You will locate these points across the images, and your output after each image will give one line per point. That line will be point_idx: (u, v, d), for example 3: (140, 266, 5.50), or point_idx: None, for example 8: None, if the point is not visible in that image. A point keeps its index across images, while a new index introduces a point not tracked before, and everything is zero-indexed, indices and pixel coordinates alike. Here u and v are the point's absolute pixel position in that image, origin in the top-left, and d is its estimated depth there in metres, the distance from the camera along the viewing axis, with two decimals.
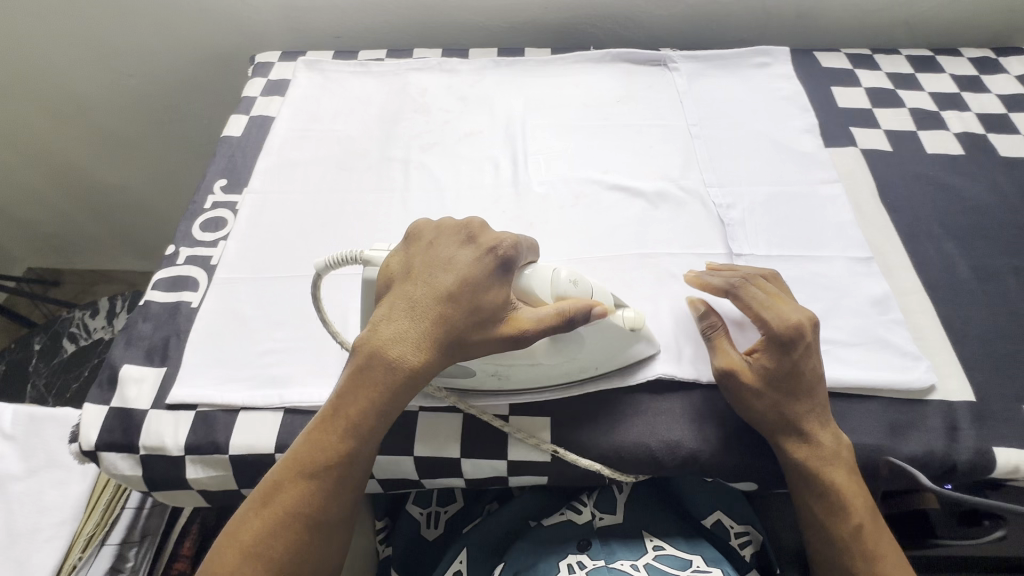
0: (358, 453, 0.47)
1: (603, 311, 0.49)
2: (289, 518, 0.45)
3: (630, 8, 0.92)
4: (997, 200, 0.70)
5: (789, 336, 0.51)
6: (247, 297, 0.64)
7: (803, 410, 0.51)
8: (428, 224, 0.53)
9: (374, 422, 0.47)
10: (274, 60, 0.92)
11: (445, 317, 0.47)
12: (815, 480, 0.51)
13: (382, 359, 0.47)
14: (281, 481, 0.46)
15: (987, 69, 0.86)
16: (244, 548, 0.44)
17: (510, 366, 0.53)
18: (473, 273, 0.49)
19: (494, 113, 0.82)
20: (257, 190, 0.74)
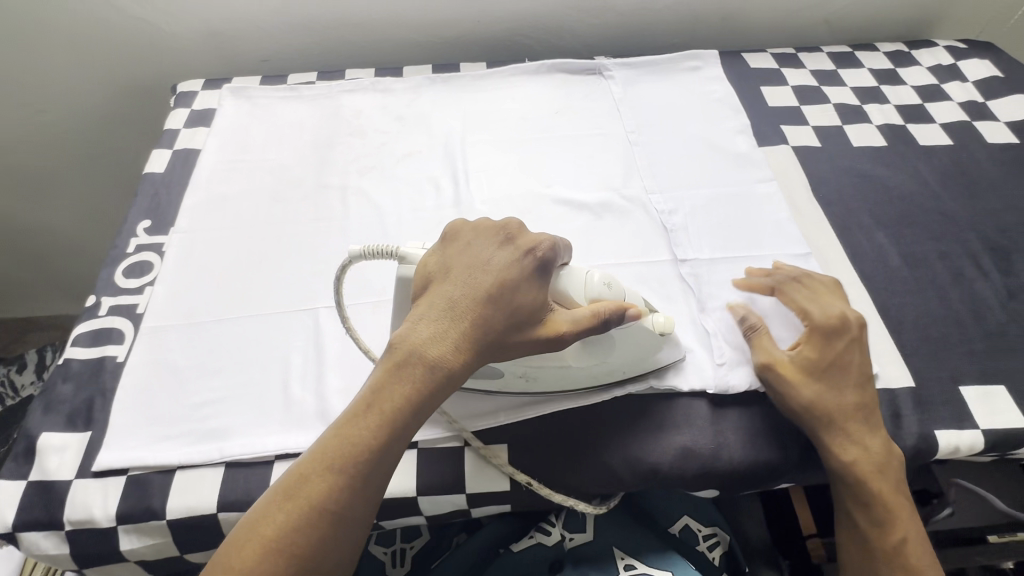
0: (391, 449, 0.44)
1: (637, 313, 0.50)
2: (316, 512, 0.41)
3: (561, 19, 0.93)
4: (920, 188, 0.74)
5: (833, 327, 0.54)
6: (180, 346, 0.61)
7: (847, 402, 0.52)
8: (466, 223, 0.53)
9: (410, 417, 0.45)
10: (198, 89, 0.88)
11: (487, 310, 0.47)
12: (861, 484, 0.51)
13: (422, 350, 0.45)
14: (308, 475, 0.42)
15: (901, 62, 0.91)
16: (265, 543, 0.40)
17: (538, 369, 0.52)
18: (515, 271, 0.48)
19: (431, 131, 0.81)
20: (185, 230, 0.70)
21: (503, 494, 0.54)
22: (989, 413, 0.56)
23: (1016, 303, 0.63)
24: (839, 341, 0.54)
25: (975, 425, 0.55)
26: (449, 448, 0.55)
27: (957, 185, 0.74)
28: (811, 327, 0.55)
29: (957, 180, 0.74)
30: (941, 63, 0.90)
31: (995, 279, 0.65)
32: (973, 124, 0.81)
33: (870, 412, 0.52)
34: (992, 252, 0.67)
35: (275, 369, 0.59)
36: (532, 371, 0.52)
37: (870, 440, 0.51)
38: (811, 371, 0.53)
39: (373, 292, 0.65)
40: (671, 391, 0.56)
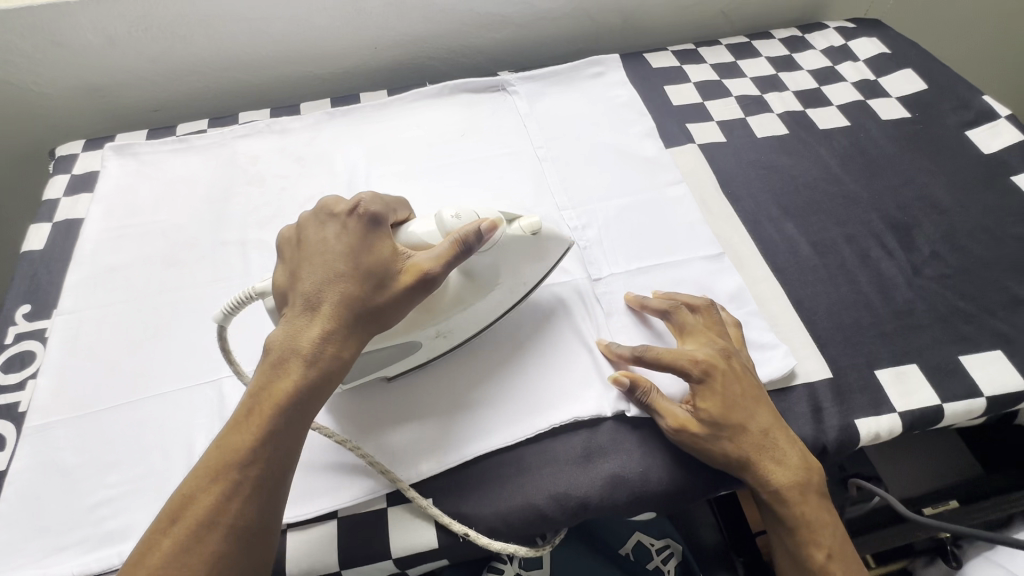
0: (283, 439, 0.43)
1: (490, 224, 0.50)
2: (209, 520, 0.39)
3: (460, 37, 0.91)
4: (822, 173, 0.75)
5: (705, 374, 0.52)
6: (69, 442, 0.56)
7: (747, 440, 0.51)
8: (291, 230, 0.52)
9: (290, 405, 0.44)
10: (78, 152, 0.82)
11: (344, 285, 0.47)
12: (787, 507, 0.51)
13: (289, 341, 0.45)
14: (192, 492, 0.40)
15: (797, 48, 0.92)
16: (154, 569, 0.37)
17: (448, 322, 0.54)
18: (351, 243, 0.48)
19: (334, 170, 0.78)
20: (69, 310, 0.65)
21: (435, 552, 0.51)
22: (903, 394, 0.57)
23: (921, 278, 0.64)
24: (722, 383, 0.52)
25: (892, 408, 0.56)
26: (373, 511, 0.52)
27: (858, 166, 0.75)
28: (693, 381, 0.52)
29: (857, 161, 0.76)
30: (833, 44, 0.92)
31: (900, 257, 0.66)
32: (868, 103, 0.83)
33: (776, 441, 0.51)
34: (895, 230, 0.69)
35: (176, 454, 0.55)
36: (444, 327, 0.54)
37: (789, 461, 0.51)
38: (712, 416, 0.51)
39: None
40: (596, 417, 0.55)
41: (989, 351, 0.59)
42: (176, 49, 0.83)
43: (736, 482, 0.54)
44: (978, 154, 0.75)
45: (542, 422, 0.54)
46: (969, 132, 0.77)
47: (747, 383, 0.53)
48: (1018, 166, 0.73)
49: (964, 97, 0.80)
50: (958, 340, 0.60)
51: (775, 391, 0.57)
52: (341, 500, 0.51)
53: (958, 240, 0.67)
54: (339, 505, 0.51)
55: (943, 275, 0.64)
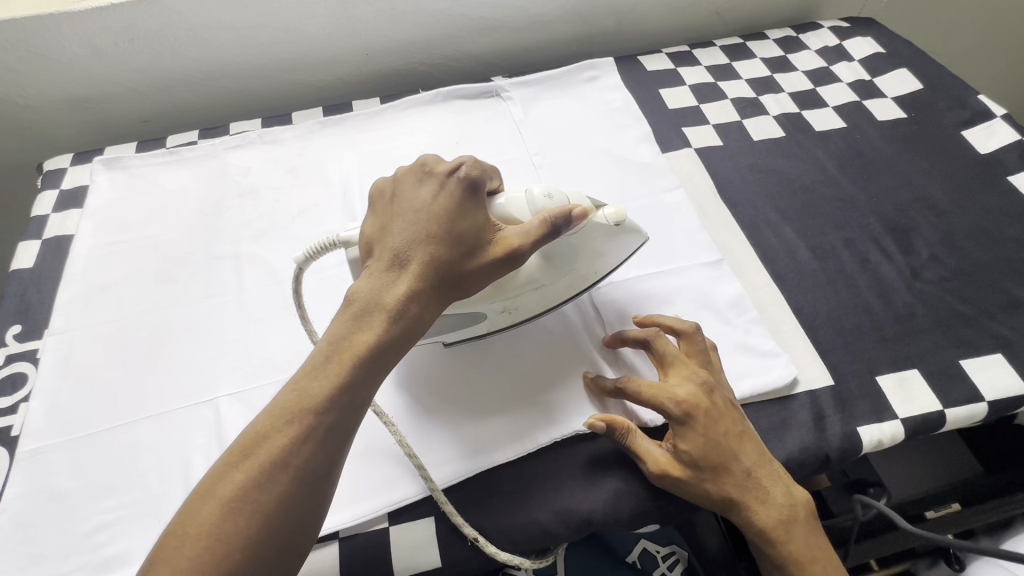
0: (357, 395, 0.42)
1: (582, 212, 0.50)
2: (279, 466, 0.38)
3: (452, 41, 0.90)
4: (820, 176, 0.74)
5: (686, 415, 0.50)
6: (64, 466, 0.55)
7: (730, 480, 0.49)
8: (387, 180, 0.52)
9: (370, 362, 0.43)
10: (66, 166, 0.80)
11: (434, 247, 0.46)
12: (773, 545, 0.50)
13: (375, 296, 0.44)
14: (265, 433, 0.39)
15: (791, 49, 0.92)
16: (222, 504, 0.37)
17: (518, 300, 0.55)
18: (447, 203, 0.48)
19: (327, 181, 0.77)
20: (61, 330, 0.64)
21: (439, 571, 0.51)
22: (905, 400, 0.56)
23: (920, 282, 0.64)
24: (705, 426, 0.50)
25: (894, 415, 0.56)
26: (375, 531, 0.51)
27: (855, 168, 0.75)
28: (674, 425, 0.50)
29: (854, 163, 0.75)
30: (827, 44, 0.92)
31: (899, 261, 0.66)
32: (864, 104, 0.82)
33: (760, 481, 0.50)
34: (893, 233, 0.68)
35: (174, 477, 0.54)
36: (511, 304, 0.55)
37: (771, 501, 0.50)
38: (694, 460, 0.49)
39: (279, 368, 0.61)
40: (597, 430, 0.55)
41: (989, 354, 0.59)
42: (165, 59, 0.82)
43: None
44: (975, 154, 0.75)
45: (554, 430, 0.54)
46: (965, 132, 0.77)
47: (728, 422, 0.51)
48: (1014, 166, 0.73)
49: (959, 97, 0.80)
50: (959, 344, 0.60)
51: (776, 400, 0.57)
52: (342, 521, 0.51)
53: (956, 242, 0.67)
54: (341, 527, 0.51)
55: (941, 278, 0.64)
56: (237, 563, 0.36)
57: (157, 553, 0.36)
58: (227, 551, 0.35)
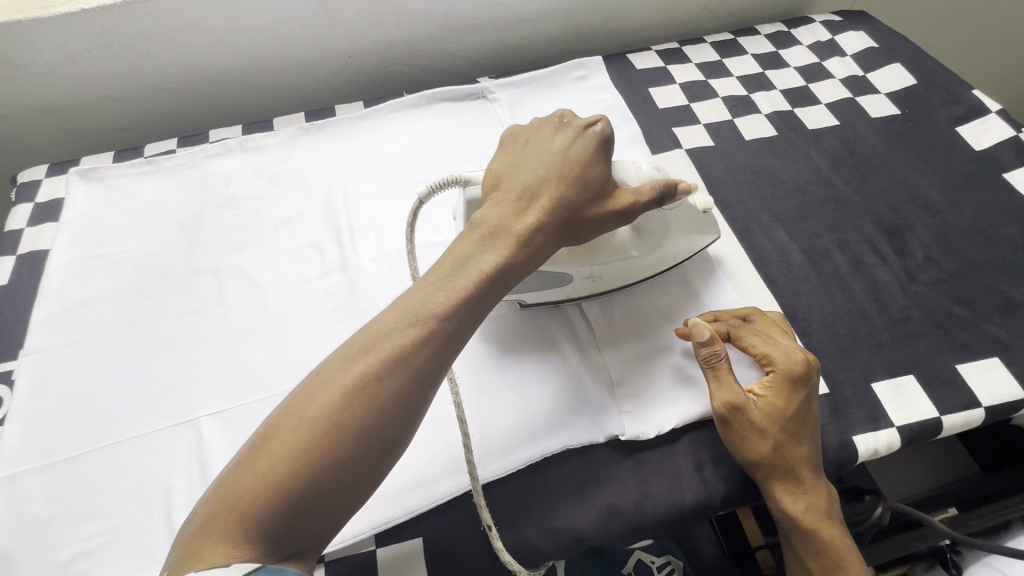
0: (473, 313, 0.44)
1: (688, 187, 0.53)
2: (396, 366, 0.40)
3: (437, 41, 0.88)
4: (813, 176, 0.73)
5: (798, 373, 0.51)
6: (41, 492, 0.53)
7: (791, 447, 0.50)
8: (521, 128, 0.55)
9: (489, 284, 0.45)
10: (40, 178, 0.78)
11: (561, 188, 0.49)
12: (810, 532, 0.50)
13: (501, 223, 0.47)
14: (390, 331, 0.41)
15: (782, 44, 0.90)
16: (346, 388, 0.39)
17: (605, 267, 0.57)
18: (581, 151, 0.51)
19: (309, 189, 0.75)
20: (37, 350, 0.62)
21: None
22: (902, 407, 0.55)
23: (915, 285, 0.63)
24: (798, 390, 0.51)
25: (890, 423, 0.55)
26: (360, 554, 0.50)
27: (848, 167, 0.74)
28: (773, 374, 0.52)
29: (847, 162, 0.74)
30: (820, 39, 0.90)
31: (894, 263, 0.65)
32: (857, 101, 0.81)
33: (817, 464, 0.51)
34: (887, 234, 0.67)
35: (155, 501, 0.53)
36: (598, 270, 0.57)
37: (816, 487, 0.51)
38: (767, 412, 0.50)
39: (263, 386, 0.59)
40: (588, 444, 0.54)
41: (986, 358, 0.58)
42: (140, 65, 0.79)
43: (736, 502, 0.53)
44: (970, 151, 0.74)
45: (563, 437, 0.54)
46: (960, 128, 0.76)
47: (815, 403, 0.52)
48: (1009, 163, 0.71)
49: (953, 92, 0.79)
50: (955, 347, 0.59)
51: None
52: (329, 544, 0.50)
53: (951, 243, 0.66)
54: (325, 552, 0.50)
55: (937, 280, 0.63)
56: (349, 446, 0.38)
57: (276, 423, 0.38)
58: (342, 433, 0.38)
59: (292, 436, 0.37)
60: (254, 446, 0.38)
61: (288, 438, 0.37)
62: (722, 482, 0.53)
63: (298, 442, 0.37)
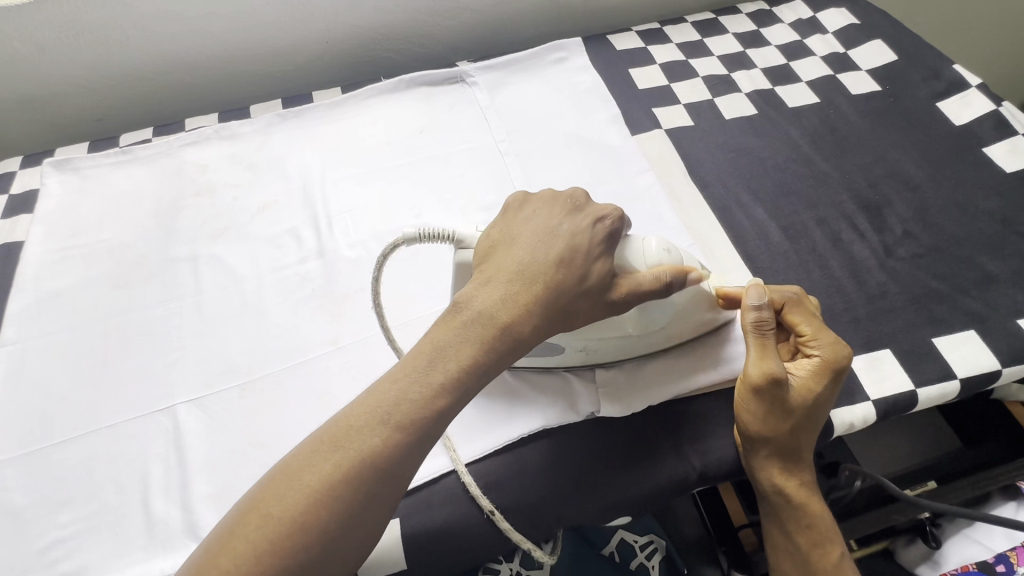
0: (447, 417, 0.42)
1: (698, 277, 0.49)
2: (361, 472, 0.39)
3: (416, 25, 0.87)
4: (792, 154, 0.73)
5: (838, 366, 0.50)
6: (17, 483, 0.53)
7: (805, 428, 0.51)
8: (525, 198, 0.52)
9: (466, 382, 0.43)
10: (15, 169, 0.77)
11: (555, 278, 0.46)
12: (800, 506, 0.51)
13: (487, 309, 0.45)
14: (361, 429, 0.40)
15: (764, 22, 0.90)
16: (307, 491, 0.38)
17: (597, 341, 0.53)
18: (583, 239, 0.47)
19: (287, 176, 0.74)
20: (12, 340, 0.61)
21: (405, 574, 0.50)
22: (877, 380, 0.55)
23: (893, 259, 0.63)
24: (834, 380, 0.50)
25: (865, 396, 0.55)
26: None
27: (828, 144, 0.73)
28: (814, 359, 0.51)
29: (827, 140, 0.74)
30: (801, 17, 0.89)
31: (871, 238, 0.65)
32: (838, 77, 0.80)
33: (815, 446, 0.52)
34: (866, 210, 0.67)
35: (133, 488, 0.53)
36: (590, 344, 0.53)
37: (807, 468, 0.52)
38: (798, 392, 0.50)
39: (240, 372, 0.59)
40: (563, 423, 0.54)
41: (962, 331, 0.58)
42: (114, 55, 0.79)
43: (714, 479, 0.54)
44: (949, 126, 0.73)
45: (533, 422, 0.54)
46: (940, 104, 0.76)
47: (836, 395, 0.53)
48: (989, 138, 0.71)
49: (935, 67, 0.78)
50: (932, 321, 0.59)
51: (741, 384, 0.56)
52: None
53: (930, 218, 0.66)
54: None
55: (915, 255, 0.63)
56: (310, 551, 0.37)
57: (237, 522, 0.37)
58: (299, 536, 0.37)
59: (252, 536, 0.37)
60: (217, 540, 0.37)
61: (249, 538, 0.37)
62: (698, 459, 0.53)
63: (258, 543, 0.36)
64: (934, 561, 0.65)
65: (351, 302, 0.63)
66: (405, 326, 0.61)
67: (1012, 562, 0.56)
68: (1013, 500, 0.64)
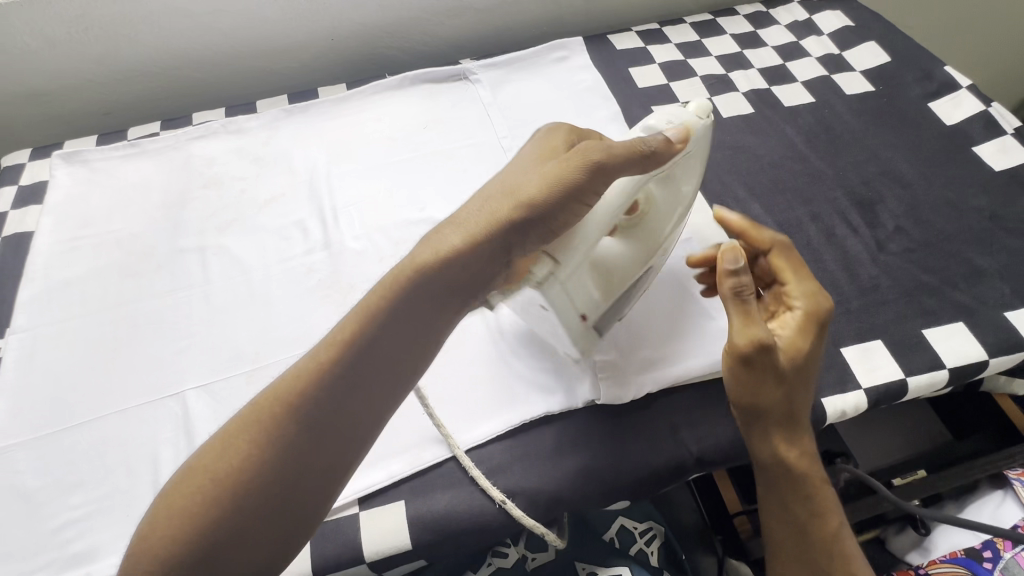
0: (388, 327, 0.44)
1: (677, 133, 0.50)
2: (302, 390, 0.41)
3: (420, 23, 0.88)
4: (788, 151, 0.74)
5: (823, 317, 0.53)
6: (30, 467, 0.54)
7: (796, 390, 0.51)
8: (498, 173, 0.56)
9: (408, 294, 0.44)
10: (25, 161, 0.78)
11: (503, 191, 0.48)
12: (799, 478, 0.51)
13: (437, 236, 0.47)
14: (305, 357, 0.43)
15: (761, 24, 0.92)
16: (252, 416, 0.40)
17: (671, 240, 0.57)
18: (523, 164, 0.51)
19: (293, 170, 0.76)
20: (23, 328, 0.63)
21: (410, 554, 0.51)
22: (868, 370, 0.57)
23: (885, 254, 0.65)
24: (818, 333, 0.52)
25: (857, 385, 0.56)
26: (347, 517, 0.51)
27: (822, 143, 0.75)
28: (800, 318, 0.52)
29: (821, 138, 0.76)
30: (797, 20, 0.91)
31: (864, 234, 0.66)
32: (833, 78, 0.82)
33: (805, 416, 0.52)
34: (859, 206, 0.69)
35: (143, 471, 0.54)
36: (670, 242, 0.57)
37: (803, 438, 0.52)
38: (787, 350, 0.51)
39: (247, 359, 0.60)
40: (565, 410, 0.56)
41: (950, 323, 0.60)
42: (123, 51, 0.80)
43: (710, 464, 0.55)
44: (941, 126, 0.75)
45: (535, 409, 0.55)
46: (931, 104, 0.77)
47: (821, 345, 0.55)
48: (978, 137, 0.73)
49: (926, 68, 0.80)
50: (922, 313, 0.60)
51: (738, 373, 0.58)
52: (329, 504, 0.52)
53: (921, 214, 0.68)
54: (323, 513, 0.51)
55: (906, 250, 0.65)
56: (250, 471, 0.39)
57: (195, 459, 0.40)
58: (243, 461, 0.39)
59: (205, 470, 0.39)
60: (182, 474, 0.40)
61: (204, 470, 0.39)
62: (695, 445, 0.55)
63: (210, 474, 0.39)
64: (924, 547, 0.66)
65: (357, 292, 0.65)
66: None
67: (998, 548, 0.59)
68: (1000, 489, 0.66)
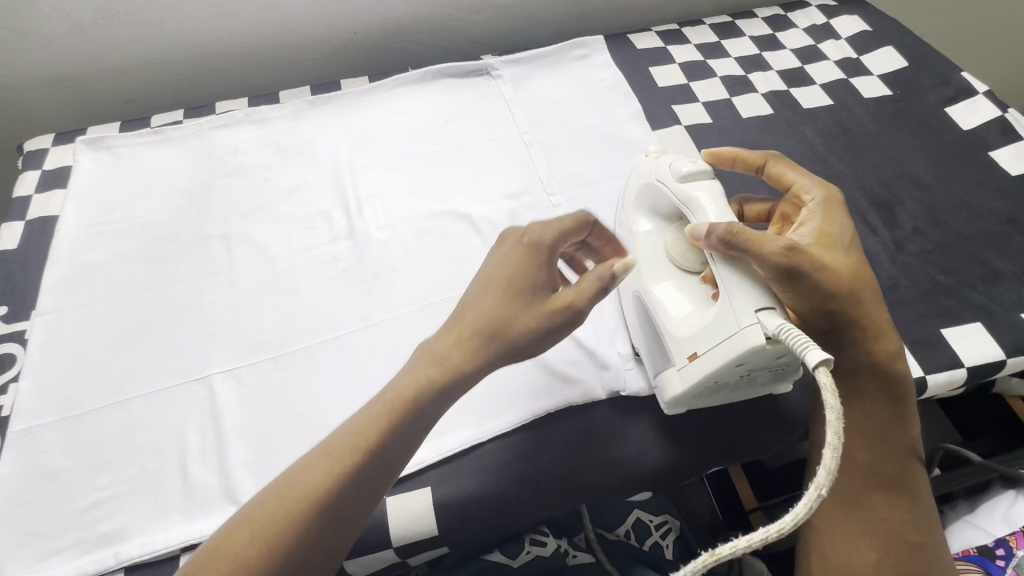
0: (398, 446, 0.44)
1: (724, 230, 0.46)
2: (313, 502, 0.40)
3: (442, 17, 0.89)
4: (807, 152, 0.75)
5: (833, 194, 0.54)
6: (58, 447, 0.54)
7: (850, 273, 0.49)
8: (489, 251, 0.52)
9: (416, 412, 0.44)
10: (48, 145, 0.78)
11: (485, 315, 0.47)
12: (882, 377, 0.51)
13: (438, 350, 0.46)
14: (313, 464, 0.42)
15: (779, 27, 0.93)
16: (259, 526, 0.40)
17: None
18: (513, 279, 0.48)
19: (317, 161, 0.76)
20: (49, 310, 0.63)
21: (436, 539, 0.51)
22: None
23: (903, 255, 0.66)
24: (839, 211, 0.53)
25: None
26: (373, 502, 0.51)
27: (841, 145, 0.76)
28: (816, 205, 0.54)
29: (840, 140, 0.77)
30: (815, 23, 0.92)
31: (884, 234, 0.67)
32: (850, 81, 0.83)
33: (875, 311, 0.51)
34: (878, 208, 0.70)
35: (171, 454, 0.54)
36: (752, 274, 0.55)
37: (885, 332, 0.51)
38: (825, 243, 0.50)
39: (272, 346, 0.61)
40: (589, 401, 0.56)
41: (968, 323, 0.60)
42: (147, 37, 0.80)
43: (733, 458, 0.56)
44: (958, 130, 0.76)
45: (561, 397, 0.56)
46: (948, 109, 0.79)
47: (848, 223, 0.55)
48: (995, 142, 0.74)
49: (943, 74, 0.81)
50: (939, 313, 0.61)
51: None
52: None
53: (938, 216, 0.69)
54: None
55: (924, 251, 0.66)
56: None
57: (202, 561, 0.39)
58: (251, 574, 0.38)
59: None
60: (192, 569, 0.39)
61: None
62: (719, 437, 0.56)
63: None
64: None
65: (382, 283, 0.65)
66: (432, 308, 0.63)
67: (1012, 546, 0.59)
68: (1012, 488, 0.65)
